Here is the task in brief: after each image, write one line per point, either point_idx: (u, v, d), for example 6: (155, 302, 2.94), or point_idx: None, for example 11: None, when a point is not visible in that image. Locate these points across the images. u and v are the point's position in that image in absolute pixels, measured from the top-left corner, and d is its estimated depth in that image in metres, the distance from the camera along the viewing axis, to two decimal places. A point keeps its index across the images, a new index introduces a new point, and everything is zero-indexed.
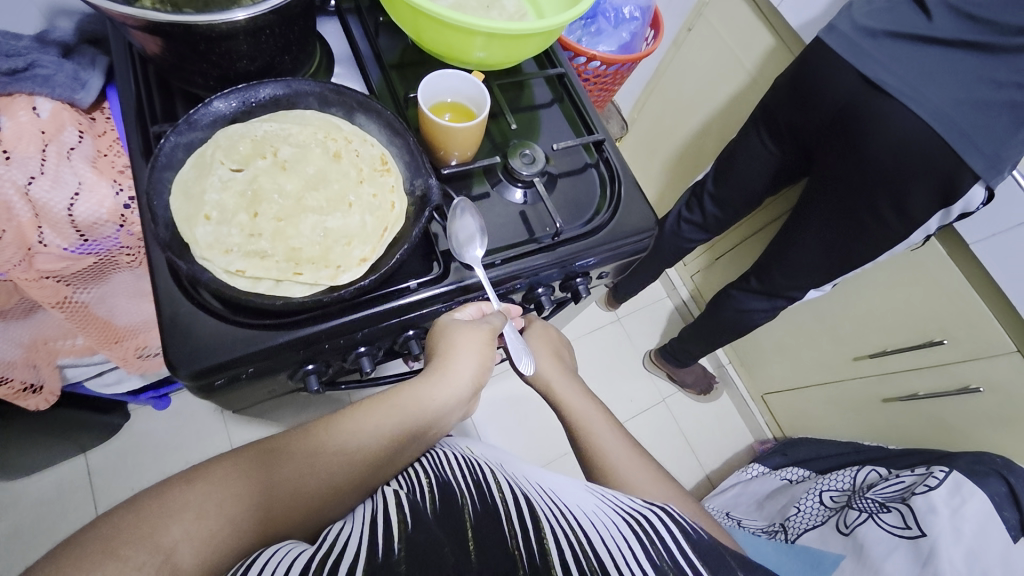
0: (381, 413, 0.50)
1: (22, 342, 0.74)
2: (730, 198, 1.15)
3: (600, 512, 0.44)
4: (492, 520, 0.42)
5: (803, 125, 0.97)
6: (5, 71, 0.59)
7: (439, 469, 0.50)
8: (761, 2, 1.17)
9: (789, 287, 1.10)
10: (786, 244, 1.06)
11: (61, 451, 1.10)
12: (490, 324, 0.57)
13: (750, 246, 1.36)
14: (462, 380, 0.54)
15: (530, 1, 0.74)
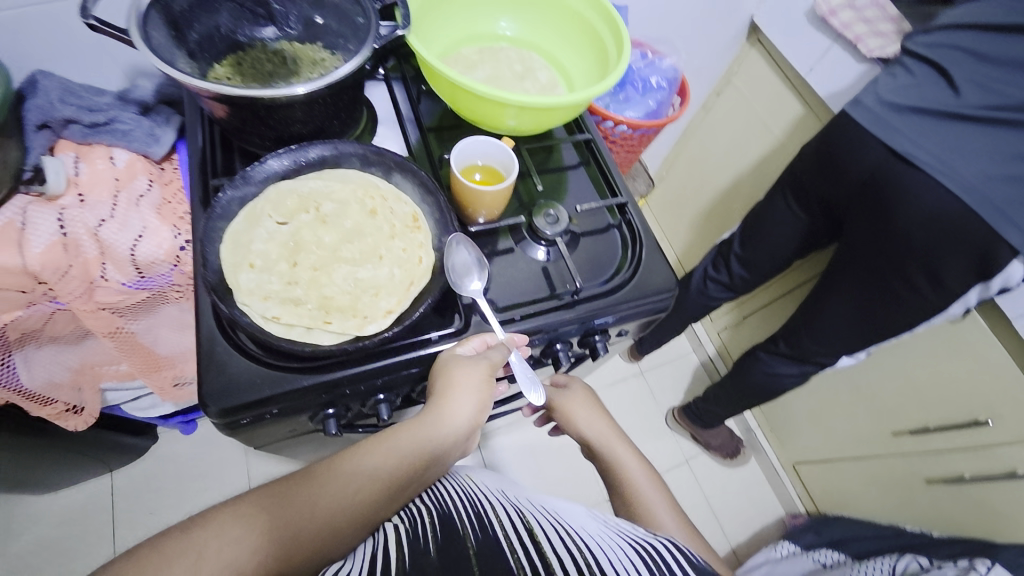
0: (385, 453, 0.51)
1: (71, 366, 0.79)
2: (757, 259, 1.15)
3: (600, 535, 0.46)
4: (497, 539, 0.43)
5: (829, 192, 0.98)
6: (87, 124, 0.67)
7: (439, 504, 0.50)
8: (787, 70, 1.21)
9: (819, 353, 1.06)
10: (814, 309, 1.04)
11: (90, 469, 1.14)
12: (491, 361, 0.58)
13: (779, 307, 1.33)
14: (461, 418, 0.55)
15: (562, 73, 0.79)
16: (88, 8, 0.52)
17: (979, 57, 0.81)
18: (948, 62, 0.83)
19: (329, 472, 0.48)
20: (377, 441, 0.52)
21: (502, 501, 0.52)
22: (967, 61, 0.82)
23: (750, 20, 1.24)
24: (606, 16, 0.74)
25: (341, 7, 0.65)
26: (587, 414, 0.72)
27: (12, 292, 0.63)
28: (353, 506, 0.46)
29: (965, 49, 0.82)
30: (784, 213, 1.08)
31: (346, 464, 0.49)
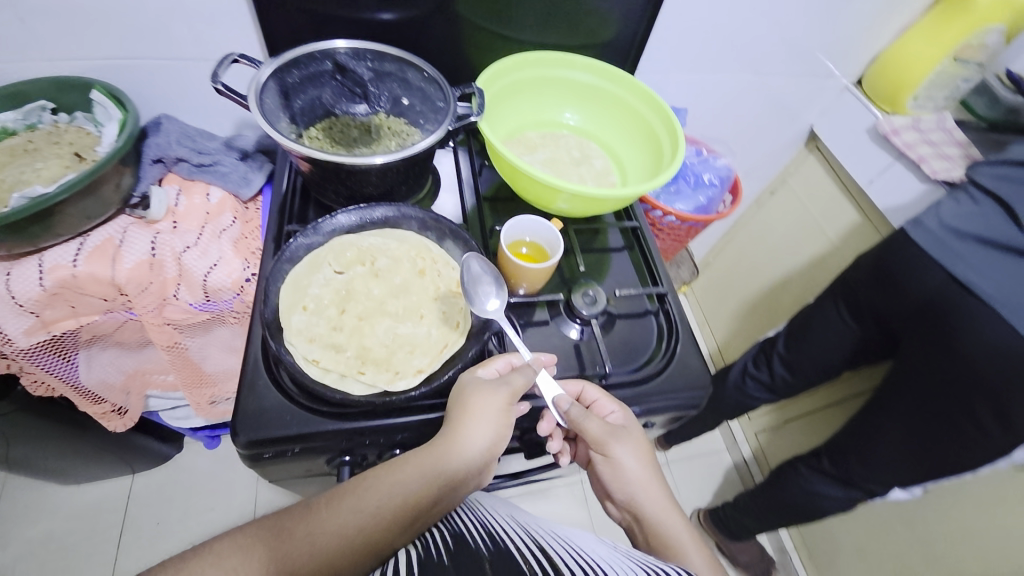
0: (395, 477, 0.47)
1: (126, 370, 0.86)
2: (802, 363, 1.10)
3: (624, 570, 0.40)
4: (507, 562, 0.39)
5: (883, 308, 0.95)
6: (194, 164, 0.76)
7: (449, 516, 0.47)
8: (845, 178, 1.21)
9: (868, 478, 0.97)
10: (863, 429, 0.97)
11: (115, 469, 1.19)
12: (509, 383, 0.57)
13: (825, 417, 1.25)
14: (474, 443, 0.52)
15: (617, 162, 0.84)
16: (218, 77, 0.62)
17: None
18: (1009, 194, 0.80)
19: (336, 501, 0.45)
20: (390, 467, 0.49)
21: (518, 527, 0.47)
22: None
23: (810, 128, 1.27)
24: (665, 118, 0.78)
25: (426, 93, 0.74)
26: (633, 462, 0.60)
27: (96, 299, 0.70)
28: (355, 534, 0.42)
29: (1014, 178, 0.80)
30: (835, 321, 1.04)
31: (354, 492, 0.46)
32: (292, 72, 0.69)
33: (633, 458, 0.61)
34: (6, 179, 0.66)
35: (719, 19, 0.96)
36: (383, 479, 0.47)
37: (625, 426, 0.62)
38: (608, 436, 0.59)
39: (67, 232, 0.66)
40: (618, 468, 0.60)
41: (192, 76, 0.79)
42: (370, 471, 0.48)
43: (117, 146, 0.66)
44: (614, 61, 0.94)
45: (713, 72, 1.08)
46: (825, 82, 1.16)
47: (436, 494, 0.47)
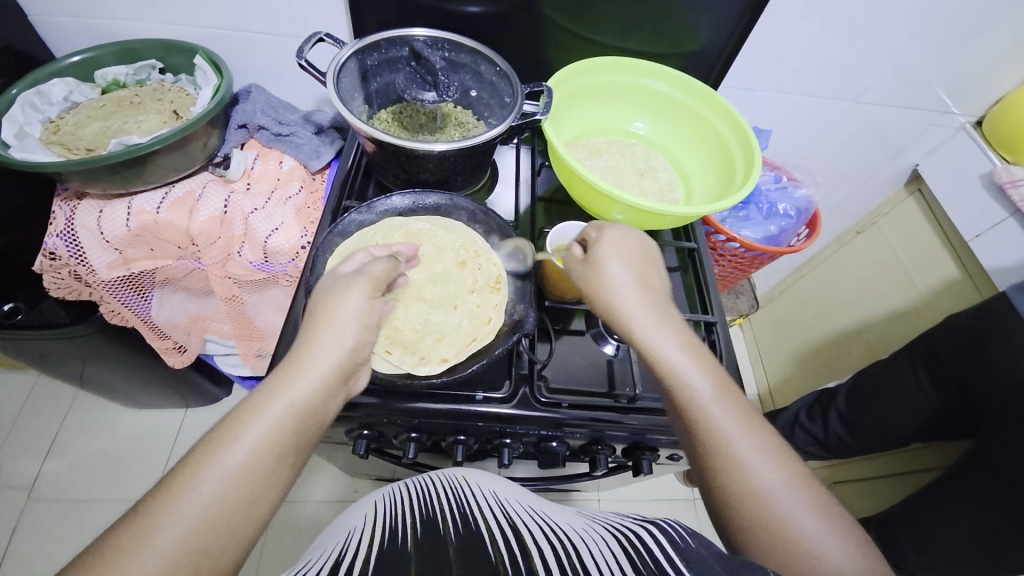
0: (277, 399, 0.43)
1: (190, 313, 0.93)
2: (863, 424, 0.99)
3: (591, 531, 0.40)
4: (471, 543, 0.39)
5: (969, 380, 0.83)
6: (273, 132, 0.81)
7: (427, 504, 0.48)
8: (948, 228, 1.08)
9: (921, 566, 0.86)
10: (922, 510, 0.86)
11: (171, 401, 1.30)
12: (367, 279, 0.52)
13: (881, 487, 1.12)
14: (343, 337, 0.48)
15: (683, 178, 0.80)
16: (304, 53, 0.65)
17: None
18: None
19: (221, 446, 0.40)
20: (265, 390, 0.44)
21: (494, 507, 0.47)
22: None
23: (914, 167, 1.14)
24: (741, 136, 0.73)
25: (496, 87, 0.74)
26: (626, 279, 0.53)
27: (172, 245, 0.76)
28: (253, 473, 0.40)
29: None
30: (909, 385, 0.94)
31: (236, 431, 0.41)
32: (372, 54, 0.71)
33: (625, 274, 0.53)
34: (109, 126, 0.72)
35: (821, 38, 0.88)
36: (263, 406, 0.42)
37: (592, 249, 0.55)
38: (575, 266, 0.56)
39: (155, 181, 0.72)
40: (610, 283, 0.52)
41: (284, 51, 0.84)
42: (243, 404, 0.42)
43: (208, 109, 0.71)
44: (698, 73, 0.89)
45: (806, 94, 1.00)
46: (937, 119, 1.04)
47: (324, 400, 0.45)
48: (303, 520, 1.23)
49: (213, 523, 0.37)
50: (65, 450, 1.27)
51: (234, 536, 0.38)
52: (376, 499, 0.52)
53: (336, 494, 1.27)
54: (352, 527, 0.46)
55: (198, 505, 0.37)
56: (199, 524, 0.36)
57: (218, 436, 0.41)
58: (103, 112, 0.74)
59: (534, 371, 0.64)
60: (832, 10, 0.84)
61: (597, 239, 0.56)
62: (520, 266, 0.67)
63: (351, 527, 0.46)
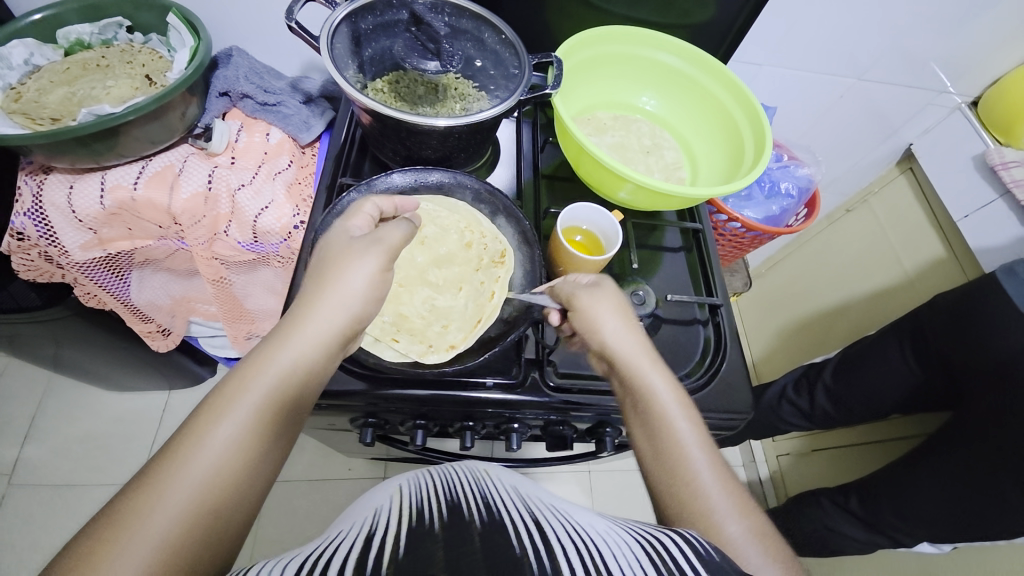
0: (259, 378, 0.41)
1: (173, 295, 0.88)
2: (847, 398, 1.03)
3: (610, 533, 0.38)
4: (498, 532, 0.36)
5: (951, 357, 0.86)
6: (258, 101, 0.75)
7: (451, 485, 0.45)
8: (936, 207, 1.10)
9: (897, 530, 0.92)
10: (901, 478, 0.90)
11: (154, 382, 1.25)
12: (376, 236, 0.51)
13: (859, 456, 1.18)
14: (345, 301, 0.47)
15: (690, 157, 0.78)
16: (293, 12, 0.59)
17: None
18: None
19: (204, 425, 0.38)
20: (250, 368, 0.41)
21: (518, 496, 0.44)
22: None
23: (908, 146, 1.15)
24: (752, 114, 0.71)
25: (500, 57, 0.70)
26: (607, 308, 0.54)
27: (152, 224, 0.71)
28: (240, 454, 0.38)
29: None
30: (894, 361, 0.97)
31: (219, 409, 0.39)
32: (366, 17, 0.66)
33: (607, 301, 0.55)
34: (76, 93, 0.66)
35: (831, 12, 0.86)
36: (250, 382, 0.41)
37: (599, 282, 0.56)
38: (580, 288, 0.55)
39: (131, 154, 0.67)
40: (590, 311, 0.54)
41: (267, 10, 0.77)
42: (223, 383, 0.40)
43: (186, 74, 0.65)
44: (708, 45, 0.86)
45: (812, 70, 0.98)
46: (936, 98, 1.04)
47: (310, 379, 0.44)
48: (298, 498, 1.23)
49: (199, 506, 0.35)
50: (42, 435, 1.22)
51: (226, 518, 0.36)
52: (401, 480, 0.48)
53: (331, 471, 1.27)
54: (377, 505, 0.43)
55: (183, 486, 0.35)
56: (186, 506, 0.35)
57: (201, 415, 0.39)
58: (67, 77, 0.68)
59: (543, 356, 0.62)
60: None
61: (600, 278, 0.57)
62: (524, 241, 0.65)
63: (376, 505, 0.43)
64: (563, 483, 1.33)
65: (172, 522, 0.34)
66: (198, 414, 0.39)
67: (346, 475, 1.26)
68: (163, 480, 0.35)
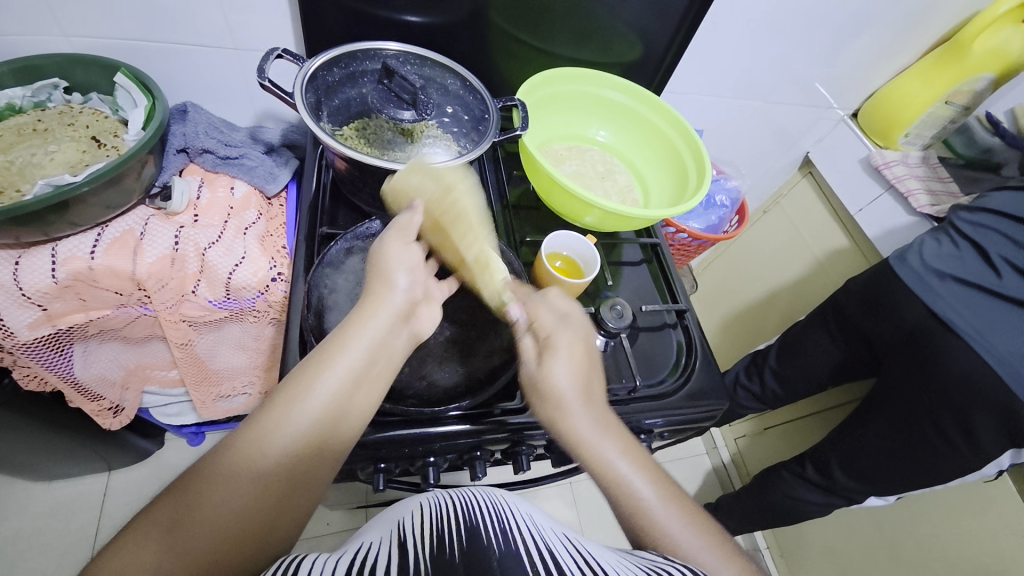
0: (310, 395, 0.44)
1: (126, 365, 0.81)
2: (792, 376, 1.16)
3: (627, 572, 0.40)
4: (516, 571, 0.37)
5: (869, 331, 1.01)
6: (219, 156, 0.74)
7: (468, 510, 0.45)
8: (834, 201, 1.28)
9: (848, 487, 1.03)
10: (845, 441, 1.03)
11: (92, 465, 1.12)
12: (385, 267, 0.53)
13: (805, 427, 1.33)
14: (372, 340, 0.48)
15: (640, 180, 0.87)
16: (264, 72, 0.60)
17: (1010, 237, 0.86)
18: (984, 240, 0.88)
19: (230, 466, 0.40)
20: (275, 416, 0.43)
21: (531, 526, 0.44)
22: (998, 244, 0.87)
23: (806, 154, 1.34)
24: (690, 141, 0.81)
25: (465, 100, 0.74)
26: (570, 375, 0.54)
27: (110, 293, 0.66)
28: (259, 500, 0.40)
29: (988, 226, 0.88)
30: (823, 339, 1.11)
31: (245, 454, 0.41)
32: (332, 70, 0.69)
33: (568, 371, 0.54)
34: (14, 162, 0.62)
35: (735, 48, 1.01)
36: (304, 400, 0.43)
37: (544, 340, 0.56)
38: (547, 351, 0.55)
39: (87, 222, 0.63)
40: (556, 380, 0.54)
41: (217, 63, 0.76)
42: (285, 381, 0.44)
43: (147, 136, 0.64)
44: (641, 79, 0.96)
45: (726, 95, 1.13)
46: (824, 113, 1.23)
47: (337, 432, 0.44)
48: None
49: (246, 521, 0.39)
50: None
51: (241, 558, 0.39)
52: (423, 497, 0.49)
53: (308, 530, 1.20)
54: (400, 520, 0.45)
55: (205, 524, 0.38)
56: (202, 549, 0.37)
57: (231, 453, 0.41)
58: (2, 144, 0.64)
59: None
60: (747, 24, 0.97)
61: (550, 331, 0.56)
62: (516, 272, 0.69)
63: (398, 521, 0.45)
64: (549, 499, 1.35)
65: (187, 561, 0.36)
66: (225, 453, 0.41)
67: (326, 530, 1.19)
68: (215, 491, 0.39)
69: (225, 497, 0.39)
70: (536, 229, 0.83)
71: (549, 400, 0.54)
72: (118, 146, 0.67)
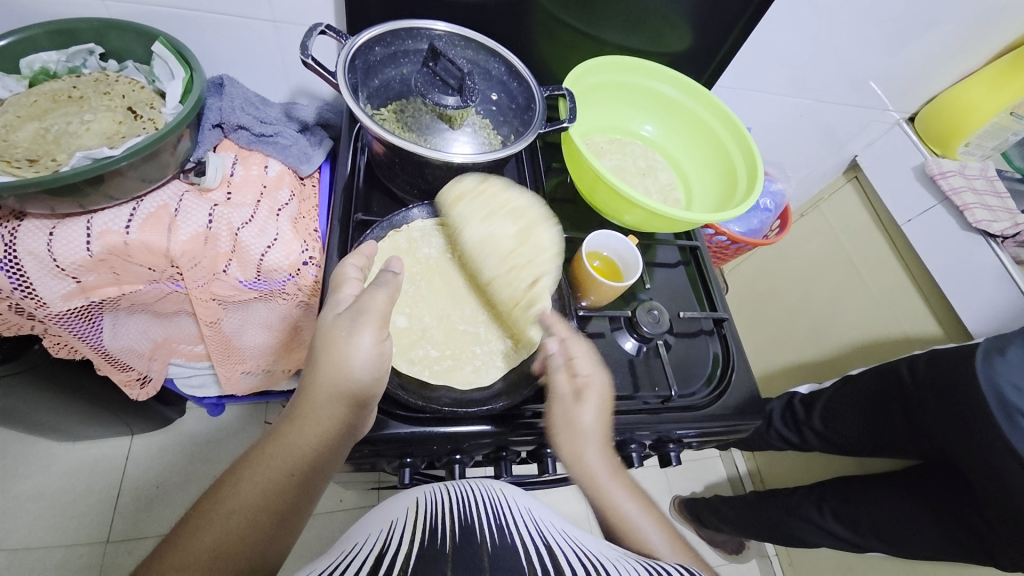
0: (306, 423, 0.47)
1: (153, 338, 0.80)
2: (838, 437, 1.05)
3: (627, 565, 0.37)
4: (506, 557, 0.35)
5: (914, 399, 0.94)
6: (254, 133, 0.72)
7: (464, 504, 0.43)
8: (880, 209, 1.22)
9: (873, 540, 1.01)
10: (878, 496, 1.00)
11: (115, 429, 1.14)
12: (358, 307, 0.49)
13: (836, 465, 1.26)
14: (350, 362, 0.47)
15: (683, 179, 0.83)
16: (308, 50, 0.57)
17: None
18: None
19: (240, 476, 0.45)
20: (275, 436, 0.48)
21: (527, 519, 0.42)
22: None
23: (853, 158, 1.27)
24: (741, 140, 0.77)
25: (508, 86, 0.71)
26: (586, 417, 0.55)
27: (143, 268, 0.66)
28: (263, 507, 0.44)
29: None
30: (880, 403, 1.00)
31: (250, 470, 0.46)
32: (374, 49, 0.66)
33: (593, 413, 0.56)
34: (51, 130, 0.61)
35: (790, 44, 0.96)
36: (300, 427, 0.47)
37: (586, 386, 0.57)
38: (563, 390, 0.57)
39: (123, 196, 0.62)
40: (573, 421, 0.55)
41: (254, 36, 0.74)
42: (287, 413, 0.49)
43: (185, 111, 0.62)
44: (691, 71, 0.91)
45: (775, 92, 1.07)
46: (878, 115, 1.16)
47: (327, 446, 0.48)
48: None
49: (250, 529, 0.42)
50: None
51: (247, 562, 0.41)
52: (419, 494, 0.48)
53: (320, 506, 1.21)
54: (392, 519, 0.43)
55: (216, 529, 0.41)
56: (208, 549, 0.40)
57: (242, 465, 0.47)
58: (38, 111, 0.62)
59: None
60: (807, 19, 0.91)
61: (588, 378, 0.57)
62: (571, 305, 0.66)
63: (391, 519, 0.43)
64: (559, 492, 1.35)
65: (199, 559, 0.39)
66: (234, 469, 0.46)
67: (339, 507, 1.21)
68: (225, 503, 0.43)
69: (230, 506, 0.43)
70: (572, 225, 0.80)
71: (579, 437, 0.55)
72: (154, 119, 0.65)
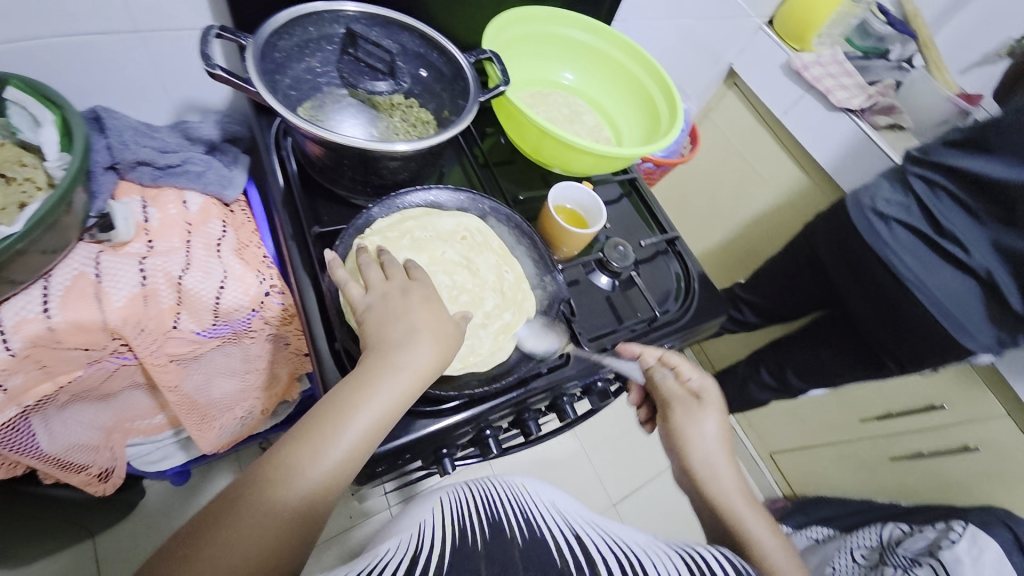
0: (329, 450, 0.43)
1: (103, 425, 0.70)
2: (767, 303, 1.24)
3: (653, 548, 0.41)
4: (540, 544, 0.38)
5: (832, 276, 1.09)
6: (158, 166, 0.64)
7: (490, 500, 0.46)
8: (759, 106, 1.35)
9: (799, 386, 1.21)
10: (800, 343, 1.18)
11: (69, 538, 0.99)
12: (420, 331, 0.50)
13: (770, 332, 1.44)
14: (396, 395, 0.46)
15: (606, 116, 0.87)
16: (210, 58, 0.50)
17: (962, 205, 0.89)
18: (945, 213, 0.91)
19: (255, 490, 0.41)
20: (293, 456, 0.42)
21: (553, 511, 0.45)
22: (944, 204, 0.91)
23: (729, 67, 1.39)
24: (651, 68, 0.83)
25: (427, 58, 0.68)
26: (708, 427, 0.64)
27: (77, 351, 0.56)
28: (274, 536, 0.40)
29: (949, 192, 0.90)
30: (790, 277, 1.18)
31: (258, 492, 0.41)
32: (279, 41, 0.59)
33: (712, 422, 0.64)
34: None
35: None
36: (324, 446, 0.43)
37: (699, 396, 0.66)
38: (681, 400, 0.66)
39: (26, 277, 0.52)
40: (689, 430, 0.64)
41: (114, 52, 0.62)
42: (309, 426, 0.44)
43: (75, 162, 0.52)
44: (588, 10, 0.92)
45: (657, 18, 1.13)
46: (744, 23, 1.28)
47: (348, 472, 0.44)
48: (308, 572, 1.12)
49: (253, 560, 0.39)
50: None
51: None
52: (441, 496, 0.50)
53: (332, 529, 1.17)
54: (421, 521, 0.44)
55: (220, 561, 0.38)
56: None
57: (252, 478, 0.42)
58: None
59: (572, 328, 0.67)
60: None
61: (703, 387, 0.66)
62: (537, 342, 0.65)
63: (419, 521, 0.44)
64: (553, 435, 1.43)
65: None
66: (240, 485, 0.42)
67: (351, 522, 1.18)
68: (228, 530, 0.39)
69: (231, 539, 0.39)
70: (522, 185, 0.81)
71: (701, 443, 0.63)
72: (32, 177, 0.54)
